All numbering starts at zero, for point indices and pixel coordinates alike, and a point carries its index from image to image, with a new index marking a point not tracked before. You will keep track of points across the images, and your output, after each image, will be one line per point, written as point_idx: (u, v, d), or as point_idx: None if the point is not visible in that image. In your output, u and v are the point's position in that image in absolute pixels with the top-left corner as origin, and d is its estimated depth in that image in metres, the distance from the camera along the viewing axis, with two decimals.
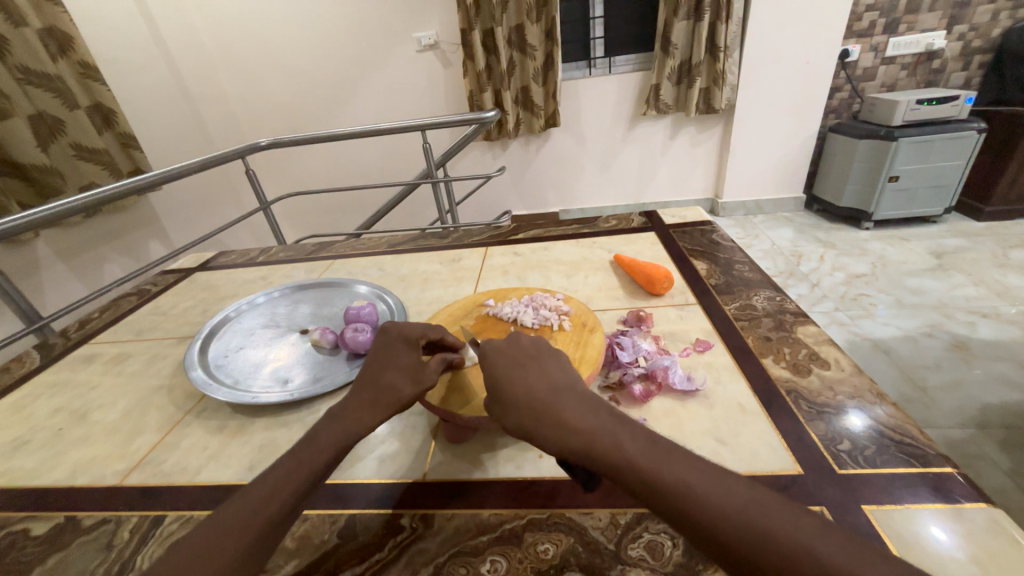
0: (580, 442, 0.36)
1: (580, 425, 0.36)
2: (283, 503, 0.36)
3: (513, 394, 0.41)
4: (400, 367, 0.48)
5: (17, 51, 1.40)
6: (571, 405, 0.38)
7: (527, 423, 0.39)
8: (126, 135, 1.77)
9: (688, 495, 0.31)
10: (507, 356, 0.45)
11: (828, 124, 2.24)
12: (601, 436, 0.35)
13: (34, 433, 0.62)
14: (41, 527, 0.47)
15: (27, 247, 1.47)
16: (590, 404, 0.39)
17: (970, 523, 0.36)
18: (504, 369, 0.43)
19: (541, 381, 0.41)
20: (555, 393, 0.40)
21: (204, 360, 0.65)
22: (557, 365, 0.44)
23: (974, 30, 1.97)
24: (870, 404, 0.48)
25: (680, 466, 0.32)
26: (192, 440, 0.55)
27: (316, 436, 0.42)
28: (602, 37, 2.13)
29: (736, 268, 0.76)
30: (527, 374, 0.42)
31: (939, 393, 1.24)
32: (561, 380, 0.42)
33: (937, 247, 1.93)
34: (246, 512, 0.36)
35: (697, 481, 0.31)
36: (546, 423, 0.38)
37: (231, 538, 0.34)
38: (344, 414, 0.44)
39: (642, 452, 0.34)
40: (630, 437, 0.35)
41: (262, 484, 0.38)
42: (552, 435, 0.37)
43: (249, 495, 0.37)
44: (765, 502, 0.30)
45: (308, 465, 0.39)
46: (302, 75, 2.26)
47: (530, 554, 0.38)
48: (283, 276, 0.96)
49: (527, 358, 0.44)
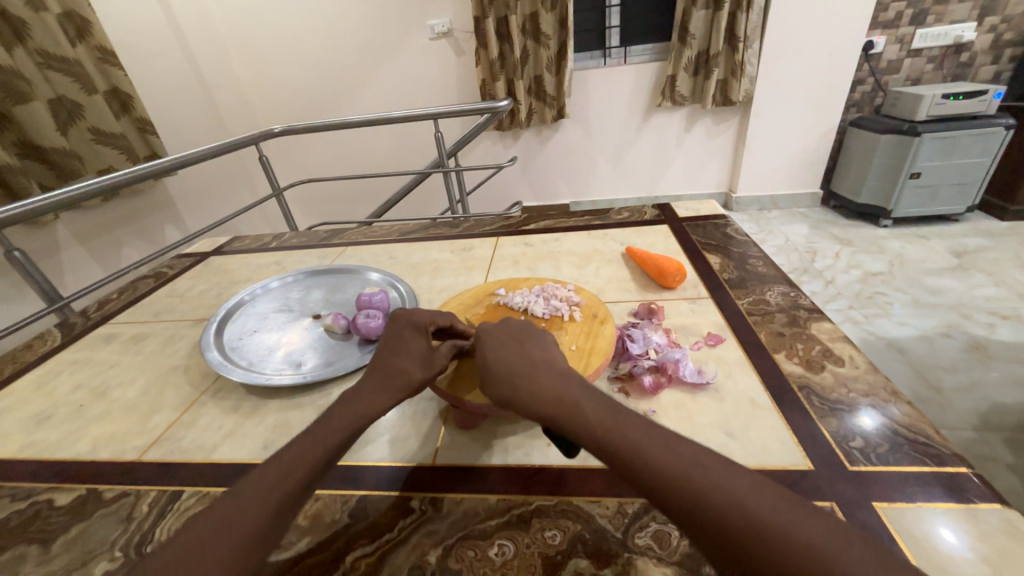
0: (547, 407, 0.38)
1: (548, 394, 0.38)
2: (298, 482, 0.37)
3: (492, 365, 0.43)
4: (411, 352, 0.48)
5: (38, 35, 1.42)
6: (544, 375, 0.40)
7: (502, 391, 0.41)
8: (142, 120, 1.78)
9: (640, 457, 0.33)
10: (491, 332, 0.47)
11: (849, 118, 2.19)
12: (567, 403, 0.37)
13: (57, 408, 0.64)
14: (65, 498, 0.49)
15: (47, 229, 1.50)
16: (562, 375, 0.41)
17: (984, 524, 0.36)
18: (487, 343, 0.45)
19: (519, 354, 0.43)
20: (531, 364, 0.42)
21: (219, 342, 0.66)
22: (539, 342, 0.46)
23: (1007, 22, 1.90)
24: (884, 403, 0.48)
25: (637, 432, 0.34)
26: (208, 419, 0.57)
27: (330, 418, 0.43)
28: (618, 26, 2.09)
29: (750, 263, 0.75)
30: (507, 347, 0.45)
31: (953, 394, 1.21)
32: (539, 354, 0.44)
33: (957, 246, 1.89)
34: (262, 489, 0.36)
35: (651, 445, 0.33)
36: (518, 390, 0.40)
37: (247, 512, 0.35)
38: (357, 397, 0.45)
39: (603, 419, 0.36)
40: (593, 405, 0.37)
41: (278, 462, 0.39)
42: (523, 401, 0.39)
43: (265, 472, 0.38)
44: (712, 467, 0.31)
45: (322, 445, 0.40)
46: (315, 62, 2.26)
47: (538, 540, 0.38)
48: (296, 262, 0.97)
49: (510, 334, 0.46)
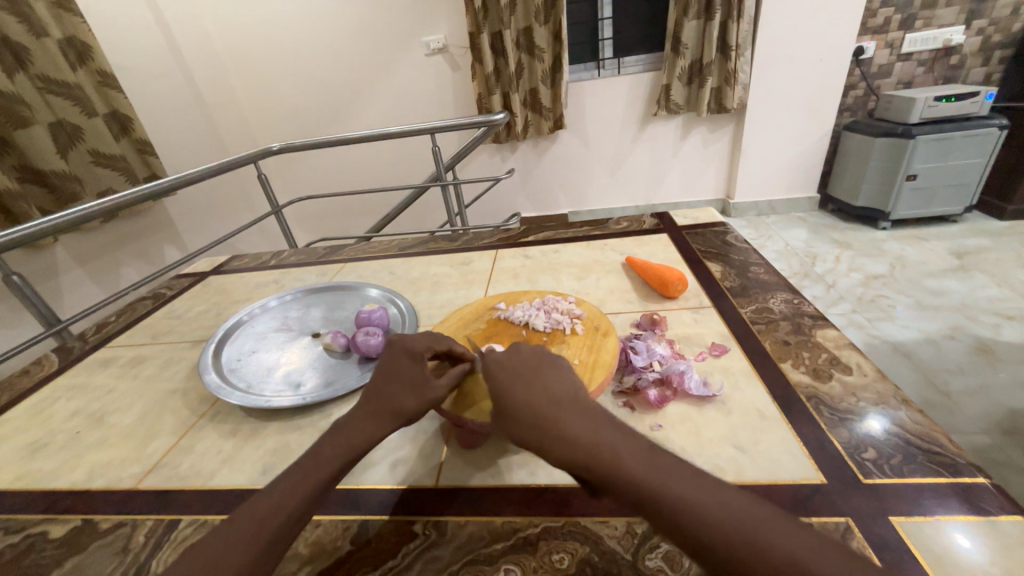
0: (581, 453, 0.35)
1: (582, 439, 0.35)
2: (289, 514, 0.36)
3: (522, 411, 0.39)
4: (403, 380, 0.47)
5: (38, 61, 1.44)
6: (573, 416, 0.38)
7: (529, 435, 0.38)
8: (142, 142, 1.79)
9: (693, 514, 0.30)
10: (507, 369, 0.43)
11: (843, 123, 2.21)
12: (603, 449, 0.34)
13: (53, 435, 0.63)
14: (59, 529, 0.48)
15: (46, 252, 1.50)
16: (593, 416, 0.38)
17: (1004, 536, 0.35)
18: (510, 385, 0.42)
19: (541, 393, 0.40)
20: (557, 404, 0.39)
21: (218, 364, 0.65)
22: (559, 376, 0.43)
23: (994, 25, 1.93)
24: (895, 410, 0.47)
25: (684, 481, 0.32)
26: (206, 444, 0.56)
27: (321, 447, 0.42)
28: (611, 38, 2.12)
29: (751, 270, 0.75)
30: (528, 386, 0.41)
31: (961, 397, 1.20)
32: (562, 390, 0.41)
33: (957, 247, 1.89)
34: (251, 524, 0.35)
35: (701, 496, 0.30)
36: (547, 434, 0.37)
37: (236, 549, 0.34)
38: (347, 425, 0.44)
39: (642, 462, 0.33)
40: (630, 449, 0.34)
41: (269, 494, 0.38)
42: (553, 447, 0.36)
43: (255, 506, 0.37)
44: (770, 524, 0.29)
45: (316, 475, 0.39)
46: (314, 81, 2.29)
47: (545, 564, 0.37)
48: (295, 279, 0.97)
49: (527, 370, 0.43)
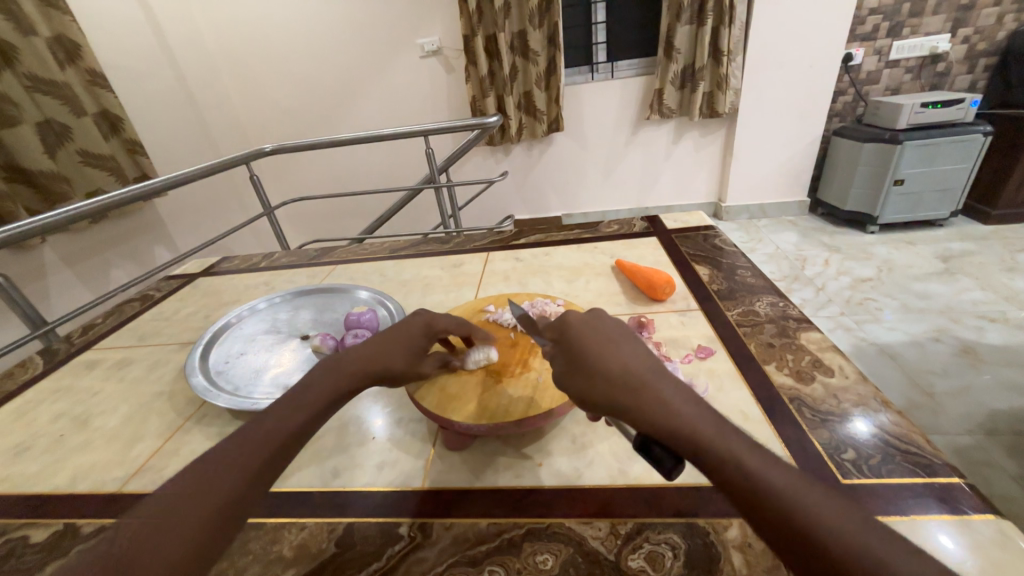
0: (680, 424, 0.32)
1: (682, 411, 0.33)
2: (252, 466, 0.35)
3: (610, 377, 0.37)
4: (409, 343, 0.49)
5: (26, 59, 1.42)
6: (667, 385, 0.35)
7: (618, 397, 0.35)
8: (132, 141, 1.78)
9: (806, 510, 0.27)
10: (598, 330, 0.41)
11: (832, 128, 2.24)
12: (706, 427, 0.32)
13: (36, 438, 0.62)
14: (41, 534, 0.47)
15: (34, 252, 1.49)
16: (687, 390, 0.35)
17: (978, 535, 0.35)
18: (594, 346, 0.39)
19: (635, 359, 0.38)
20: (653, 373, 0.36)
21: (205, 366, 0.65)
22: (650, 348, 0.40)
23: (979, 33, 1.96)
24: (875, 412, 0.48)
25: (792, 476, 0.29)
26: (192, 447, 0.56)
27: (282, 402, 0.41)
28: (604, 42, 2.13)
29: (739, 273, 0.76)
30: (618, 350, 0.39)
31: (945, 398, 1.22)
32: (654, 361, 0.38)
33: (943, 251, 1.92)
34: (209, 478, 0.34)
35: (813, 495, 0.28)
36: (641, 400, 0.34)
37: (212, 489, 0.34)
38: (342, 363, 0.45)
39: (742, 448, 0.31)
40: (734, 434, 0.32)
41: (227, 450, 0.36)
42: (647, 412, 0.34)
43: (212, 463, 0.35)
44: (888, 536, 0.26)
45: (292, 419, 0.39)
46: (308, 82, 2.29)
47: (529, 564, 0.37)
48: (286, 281, 0.97)
49: (613, 334, 0.40)
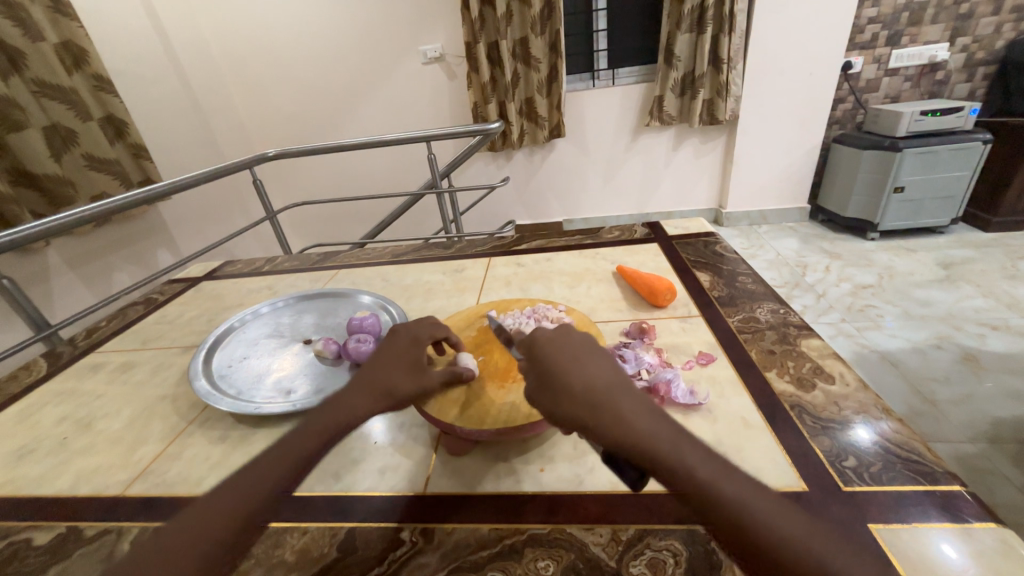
0: (641, 440, 0.33)
1: (643, 427, 0.34)
2: (271, 490, 0.36)
3: (574, 394, 0.37)
4: (402, 361, 0.48)
5: (34, 65, 1.44)
6: (628, 400, 0.36)
7: (581, 414, 0.36)
8: (137, 146, 1.79)
9: (759, 521, 0.29)
10: (558, 345, 0.41)
11: (832, 135, 2.25)
12: (666, 443, 0.33)
13: (39, 441, 0.62)
14: (44, 536, 0.48)
15: (38, 256, 1.49)
16: (647, 404, 0.36)
17: (980, 543, 0.35)
18: (558, 363, 0.39)
19: (597, 374, 0.38)
20: (613, 387, 0.37)
21: (208, 370, 0.65)
22: (610, 360, 0.41)
23: (977, 43, 1.98)
24: (876, 420, 0.48)
25: (744, 486, 0.31)
26: (194, 450, 0.56)
27: (305, 425, 0.41)
28: (605, 49, 2.15)
29: (740, 280, 0.76)
30: (580, 366, 0.39)
31: (948, 406, 1.22)
32: (615, 375, 0.39)
33: (944, 258, 1.92)
34: (231, 499, 0.35)
35: (763, 505, 0.30)
36: (604, 417, 0.35)
37: (230, 510, 0.35)
38: (337, 398, 0.43)
39: (703, 462, 0.32)
40: (693, 446, 0.33)
41: (249, 471, 0.37)
42: (609, 430, 0.34)
43: (235, 483, 0.37)
44: (833, 542, 0.29)
45: (294, 454, 0.39)
46: (311, 88, 2.31)
47: (530, 570, 0.38)
48: (289, 285, 0.97)
49: (575, 349, 0.41)
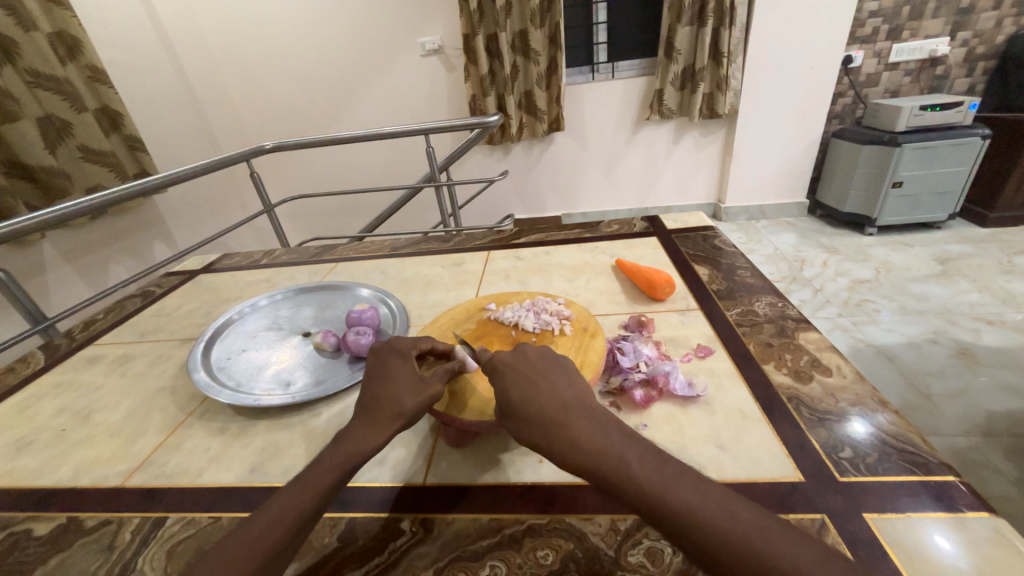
0: (591, 458, 0.36)
1: (591, 446, 0.37)
2: (286, 528, 0.36)
3: (532, 418, 0.39)
4: (397, 379, 0.47)
5: (27, 55, 1.42)
6: (580, 420, 0.39)
7: (538, 438, 0.39)
8: (133, 137, 1.77)
9: (705, 524, 0.31)
10: (515, 370, 0.44)
11: (831, 130, 2.25)
12: (612, 457, 0.36)
13: (38, 433, 0.62)
14: (44, 527, 0.48)
15: (33, 248, 1.48)
16: (599, 420, 0.39)
17: (973, 533, 0.36)
18: (516, 388, 0.42)
19: (550, 395, 0.41)
20: (566, 408, 0.40)
21: (206, 362, 0.65)
22: (566, 379, 0.43)
23: (978, 37, 1.97)
24: (872, 412, 0.48)
25: (686, 489, 0.33)
26: (194, 442, 0.56)
27: (320, 459, 0.41)
28: (605, 42, 2.14)
29: (738, 274, 0.76)
30: (535, 389, 0.42)
31: (942, 400, 1.23)
32: (570, 395, 0.41)
33: (941, 253, 1.93)
34: (247, 541, 0.35)
35: (704, 505, 0.32)
36: (556, 439, 0.38)
37: (248, 553, 0.35)
38: (347, 434, 0.43)
39: (651, 472, 0.34)
40: (638, 457, 0.35)
41: (265, 510, 0.37)
42: (562, 452, 0.37)
43: (251, 523, 0.36)
44: (774, 533, 0.30)
45: (312, 489, 0.38)
46: (309, 80, 2.29)
47: (530, 559, 0.38)
48: (287, 278, 0.97)
49: (532, 372, 0.44)
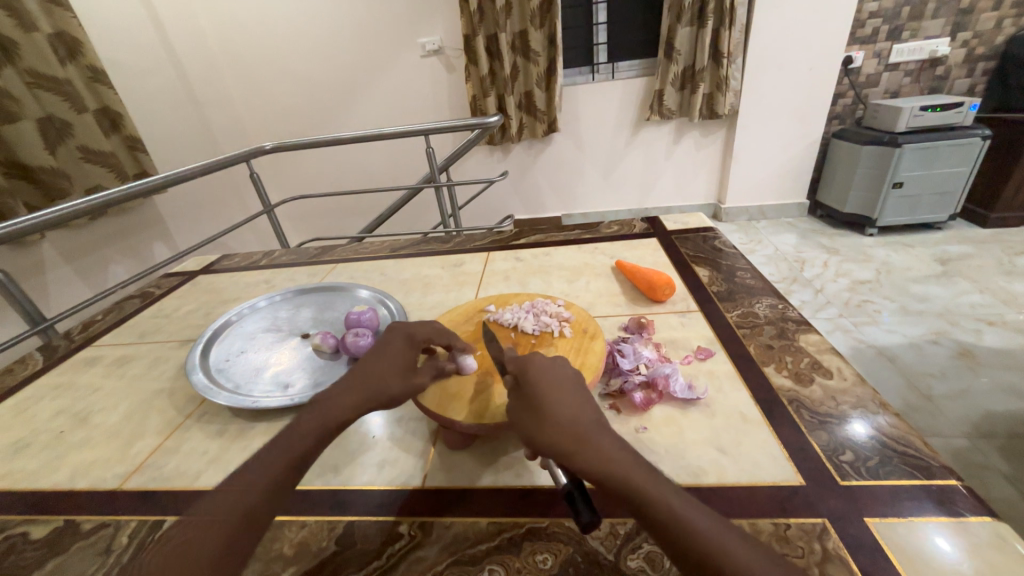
0: (622, 474, 0.34)
1: (622, 463, 0.35)
2: (265, 485, 0.38)
3: (564, 425, 0.38)
4: (390, 363, 0.48)
5: (27, 55, 1.42)
6: (611, 439, 0.37)
7: (567, 445, 0.36)
8: (132, 138, 1.77)
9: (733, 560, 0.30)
10: (548, 378, 0.42)
11: (831, 130, 2.24)
12: (642, 479, 0.34)
13: (35, 435, 0.62)
14: (41, 530, 0.47)
15: (33, 249, 1.48)
16: (626, 444, 0.38)
17: (975, 537, 0.36)
18: (548, 394, 0.40)
19: (582, 408, 0.39)
20: (597, 424, 0.38)
21: (205, 364, 0.65)
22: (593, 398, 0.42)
23: (978, 37, 1.97)
24: (874, 414, 0.48)
25: (714, 526, 0.32)
26: (192, 445, 0.56)
27: (298, 423, 0.43)
28: (605, 43, 2.13)
29: (738, 275, 0.76)
30: (567, 399, 0.40)
31: (944, 401, 1.23)
32: (598, 414, 0.40)
33: (942, 254, 1.92)
34: (229, 499, 0.37)
35: (732, 543, 0.31)
36: (589, 449, 0.36)
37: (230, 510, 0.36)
38: (326, 401, 0.44)
39: (679, 503, 0.33)
40: (667, 485, 0.34)
41: (245, 472, 0.39)
42: (593, 462, 0.35)
43: (232, 484, 0.38)
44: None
45: (290, 451, 0.40)
46: (308, 80, 2.29)
47: (529, 563, 0.38)
48: (286, 279, 0.97)
49: (563, 383, 0.42)
